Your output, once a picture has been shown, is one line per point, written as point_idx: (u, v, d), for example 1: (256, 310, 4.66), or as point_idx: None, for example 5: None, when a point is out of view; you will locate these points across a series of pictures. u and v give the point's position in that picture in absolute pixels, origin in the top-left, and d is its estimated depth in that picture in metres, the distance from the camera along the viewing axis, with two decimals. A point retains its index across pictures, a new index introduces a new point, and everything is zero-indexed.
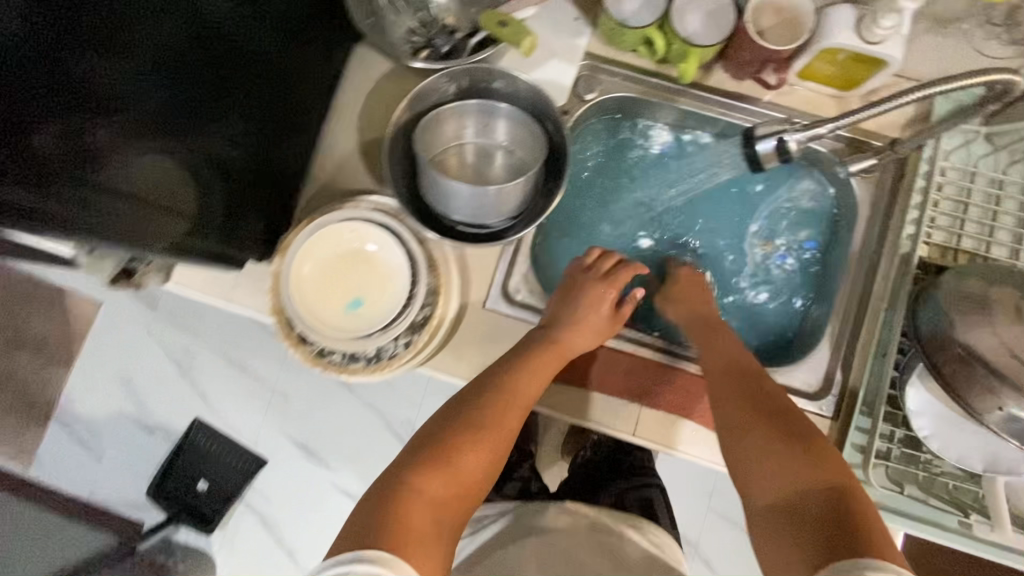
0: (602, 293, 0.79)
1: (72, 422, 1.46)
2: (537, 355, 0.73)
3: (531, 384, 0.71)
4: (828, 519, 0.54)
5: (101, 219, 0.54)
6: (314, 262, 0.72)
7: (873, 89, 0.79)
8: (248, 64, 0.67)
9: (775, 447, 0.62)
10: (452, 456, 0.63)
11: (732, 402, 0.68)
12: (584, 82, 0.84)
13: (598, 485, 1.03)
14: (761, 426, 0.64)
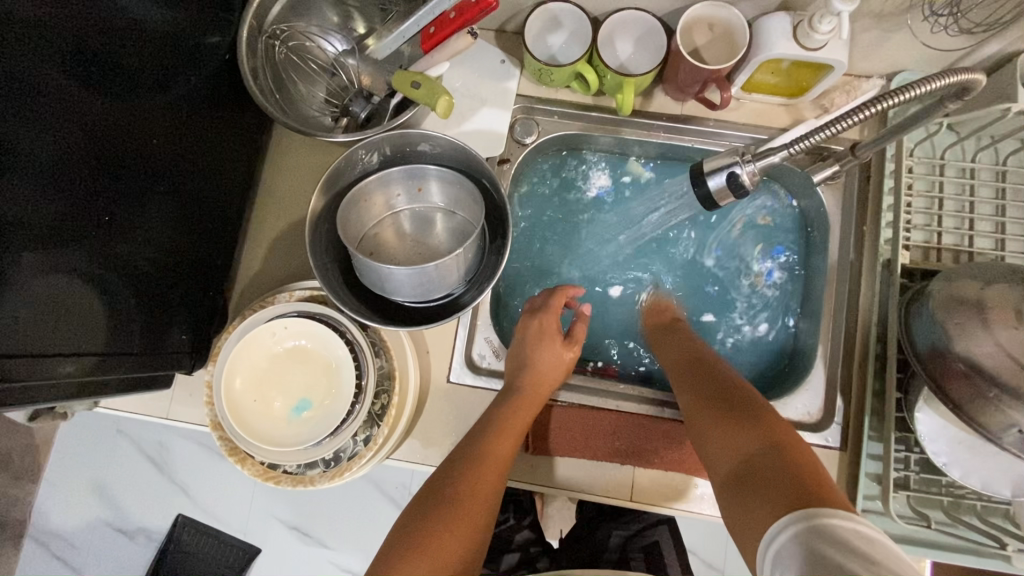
0: (552, 327, 0.73)
1: (46, 538, 1.35)
2: (507, 414, 0.66)
3: (503, 440, 0.63)
4: (783, 474, 0.46)
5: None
6: (246, 372, 0.65)
7: (822, 93, 0.75)
8: (159, 160, 0.62)
9: (724, 417, 0.55)
10: (428, 532, 0.53)
11: (684, 389, 0.62)
12: (522, 126, 0.80)
13: (600, 530, 0.97)
14: (711, 404, 0.57)
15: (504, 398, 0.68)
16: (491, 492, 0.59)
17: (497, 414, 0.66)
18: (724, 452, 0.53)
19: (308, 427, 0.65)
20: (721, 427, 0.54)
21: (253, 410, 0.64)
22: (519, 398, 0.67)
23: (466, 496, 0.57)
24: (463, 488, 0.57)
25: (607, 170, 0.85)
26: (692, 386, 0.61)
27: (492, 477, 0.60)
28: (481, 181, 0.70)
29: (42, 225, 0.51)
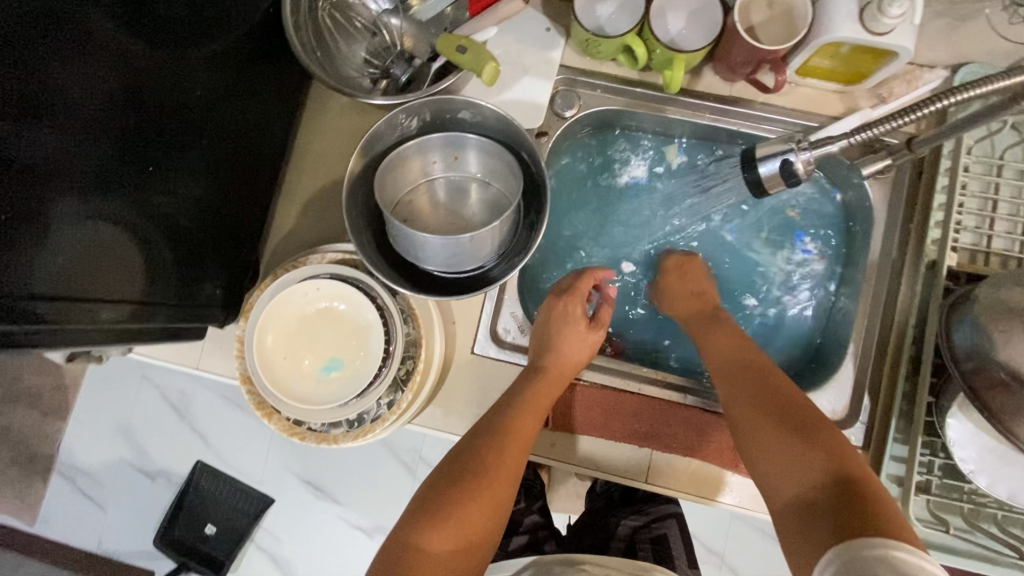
0: (578, 310, 0.71)
1: (73, 473, 1.41)
2: (534, 391, 0.66)
3: (528, 418, 0.64)
4: (847, 504, 0.47)
5: (41, 300, 0.49)
6: (278, 331, 0.66)
7: (882, 80, 0.71)
8: (200, 115, 0.62)
9: (780, 433, 0.54)
10: (454, 506, 0.55)
11: (730, 394, 0.61)
12: (562, 98, 0.77)
13: (609, 520, 0.98)
14: (765, 415, 0.56)
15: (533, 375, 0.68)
16: (517, 468, 0.61)
17: (524, 391, 0.66)
18: (776, 476, 0.53)
19: (335, 387, 0.66)
20: (772, 449, 0.54)
21: (284, 367, 0.66)
22: (547, 376, 0.68)
23: (491, 471, 0.58)
24: (490, 466, 0.59)
25: (644, 161, 0.83)
26: (739, 391, 0.60)
27: (518, 455, 0.61)
28: (519, 154, 0.69)
29: (82, 170, 0.51)
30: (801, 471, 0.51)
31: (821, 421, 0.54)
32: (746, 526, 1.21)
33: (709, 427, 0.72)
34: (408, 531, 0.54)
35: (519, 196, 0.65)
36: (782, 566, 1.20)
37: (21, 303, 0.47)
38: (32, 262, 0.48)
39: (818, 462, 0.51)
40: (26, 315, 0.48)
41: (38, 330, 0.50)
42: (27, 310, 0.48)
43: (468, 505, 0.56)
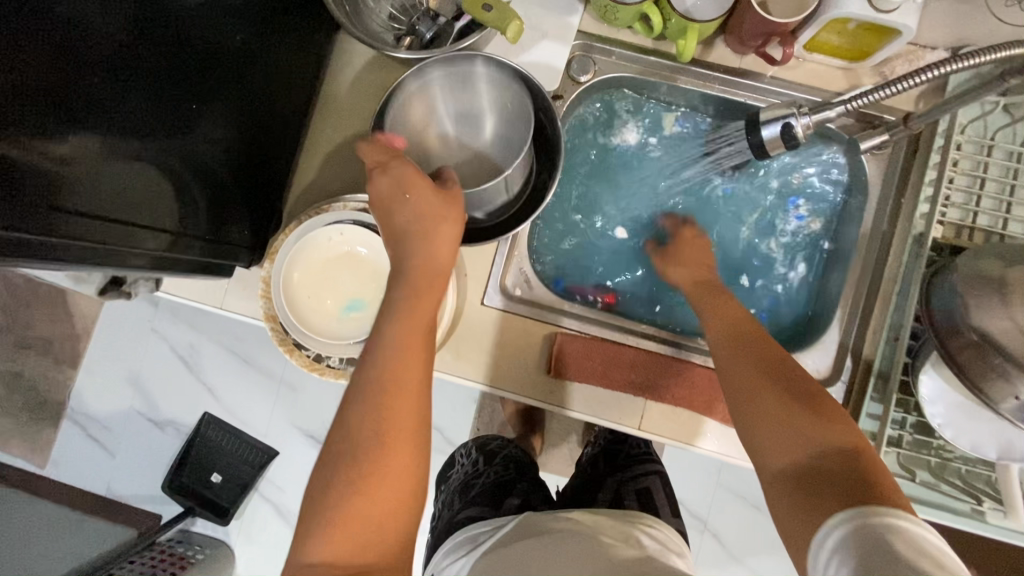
0: (420, 180, 0.61)
1: (83, 419, 1.46)
2: (396, 311, 0.57)
3: (400, 346, 0.55)
4: (844, 475, 0.50)
5: (87, 226, 0.54)
6: (303, 269, 0.70)
7: (885, 59, 0.75)
8: (228, 62, 0.66)
9: (777, 409, 0.56)
10: (349, 469, 0.51)
11: (729, 359, 0.62)
12: (579, 64, 0.80)
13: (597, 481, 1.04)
14: (765, 393, 0.58)
15: (395, 286, 0.59)
16: (408, 403, 0.54)
17: (393, 306, 0.57)
18: (777, 445, 0.55)
19: (354, 326, 0.71)
20: (777, 418, 0.56)
21: (309, 305, 0.71)
22: (410, 272, 0.59)
23: (376, 410, 0.53)
24: (376, 396, 0.53)
25: (641, 128, 0.87)
26: (739, 358, 0.61)
27: (407, 382, 0.54)
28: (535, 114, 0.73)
29: (130, 109, 0.55)
30: (802, 442, 0.54)
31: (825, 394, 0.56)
32: (727, 493, 1.28)
33: (701, 381, 0.77)
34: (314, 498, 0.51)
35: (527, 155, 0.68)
36: (759, 532, 1.27)
37: (73, 222, 0.53)
38: (79, 189, 0.53)
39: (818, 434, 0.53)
40: (75, 234, 0.53)
41: (84, 246, 0.55)
42: (76, 231, 0.53)
43: (367, 457, 0.51)
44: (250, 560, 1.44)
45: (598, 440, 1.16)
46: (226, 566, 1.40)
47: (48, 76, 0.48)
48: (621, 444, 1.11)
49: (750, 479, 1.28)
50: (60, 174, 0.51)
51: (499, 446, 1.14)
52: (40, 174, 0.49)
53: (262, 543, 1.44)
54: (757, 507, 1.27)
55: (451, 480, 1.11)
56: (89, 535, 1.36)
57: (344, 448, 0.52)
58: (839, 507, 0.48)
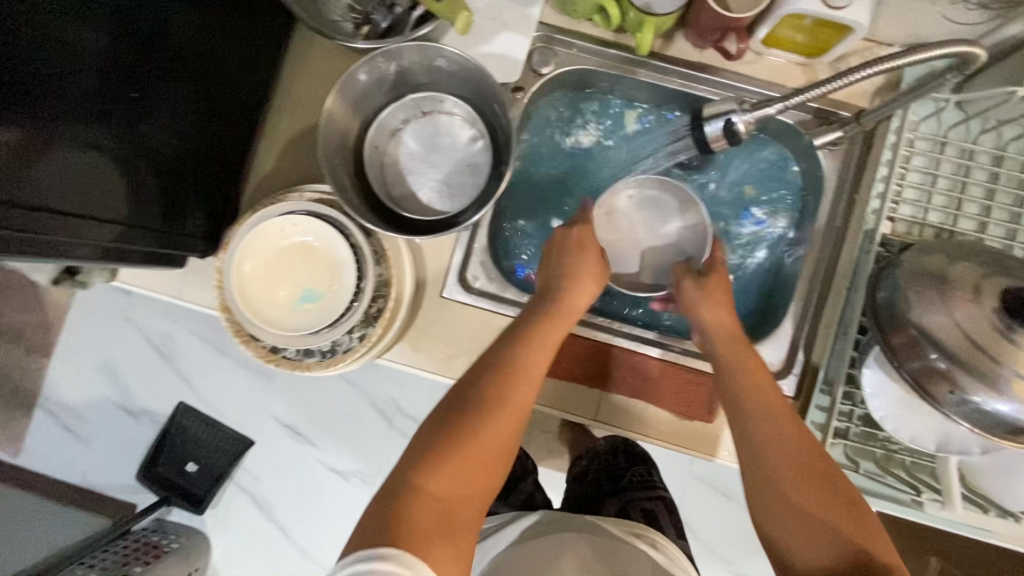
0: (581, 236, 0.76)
1: (57, 409, 1.45)
2: (538, 330, 0.67)
3: (532, 364, 0.65)
4: None
5: (35, 218, 0.54)
6: (257, 260, 0.70)
7: (842, 55, 0.75)
8: (178, 49, 0.65)
9: (814, 508, 0.55)
10: (450, 448, 0.58)
11: (764, 446, 0.59)
12: (540, 55, 0.80)
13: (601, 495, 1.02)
14: (802, 489, 0.56)
15: (529, 316, 0.69)
16: (521, 412, 0.62)
17: (509, 347, 0.66)
18: (799, 545, 0.55)
19: (309, 317, 0.71)
20: (804, 521, 0.55)
21: (262, 296, 0.70)
22: (562, 309, 0.70)
23: (493, 413, 0.60)
24: (489, 399, 0.61)
25: (600, 132, 0.87)
26: (780, 448, 0.58)
27: (525, 399, 0.62)
28: (493, 105, 0.73)
29: (78, 96, 0.55)
30: (827, 545, 0.53)
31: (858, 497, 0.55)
32: (699, 483, 1.31)
33: (653, 371, 0.78)
34: (409, 470, 0.56)
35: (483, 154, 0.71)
36: (730, 520, 1.31)
37: (20, 209, 0.52)
38: (25, 179, 0.52)
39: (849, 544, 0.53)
40: (23, 222, 0.53)
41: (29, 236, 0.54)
42: (23, 222, 0.53)
43: (470, 452, 0.58)
44: (227, 548, 1.44)
45: (599, 453, 1.11)
46: (203, 555, 1.40)
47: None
48: (624, 467, 1.06)
49: (721, 469, 1.31)
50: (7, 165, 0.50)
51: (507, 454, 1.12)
52: None
53: (238, 532, 1.44)
54: (727, 496, 1.31)
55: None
56: (63, 521, 1.34)
57: (448, 432, 0.58)
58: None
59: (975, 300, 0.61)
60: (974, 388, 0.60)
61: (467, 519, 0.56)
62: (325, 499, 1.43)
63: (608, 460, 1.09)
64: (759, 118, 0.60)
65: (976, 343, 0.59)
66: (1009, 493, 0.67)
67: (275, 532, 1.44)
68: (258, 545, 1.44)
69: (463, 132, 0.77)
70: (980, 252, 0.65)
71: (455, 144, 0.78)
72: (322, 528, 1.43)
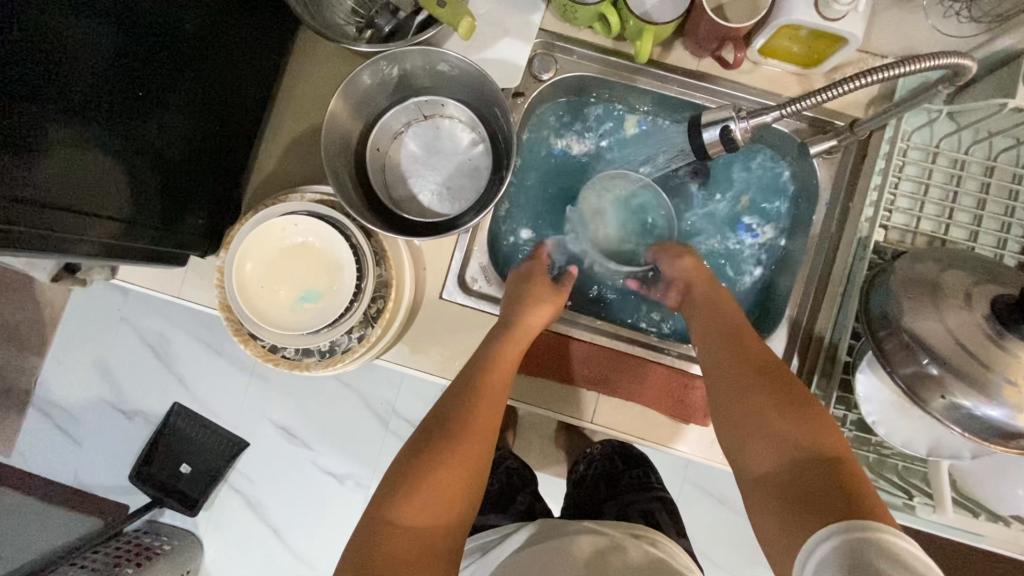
0: (532, 271, 0.80)
1: (50, 409, 1.44)
2: (499, 354, 0.71)
3: (491, 390, 0.68)
4: (829, 488, 0.49)
5: (38, 216, 0.55)
6: (257, 260, 0.70)
7: (836, 66, 0.77)
8: (183, 49, 0.65)
9: (769, 417, 0.57)
10: (425, 479, 0.58)
11: (719, 371, 0.64)
12: (541, 61, 0.81)
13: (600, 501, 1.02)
14: (757, 400, 0.58)
15: (492, 342, 0.72)
16: (485, 437, 0.65)
17: (473, 375, 0.69)
18: (766, 449, 0.56)
19: (309, 316, 0.71)
20: (761, 422, 0.57)
21: (261, 296, 0.71)
22: (520, 332, 0.73)
23: (459, 439, 0.62)
24: (451, 424, 0.64)
25: (599, 138, 0.89)
26: (731, 368, 0.63)
27: (488, 419, 0.66)
28: (494, 109, 0.74)
29: (82, 94, 0.56)
30: (795, 442, 0.54)
31: (810, 405, 0.56)
32: (693, 488, 1.32)
33: (649, 375, 0.79)
34: (383, 504, 0.57)
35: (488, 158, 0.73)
36: (723, 526, 1.31)
37: (19, 205, 0.52)
38: (31, 176, 0.53)
39: (807, 433, 0.54)
40: (21, 217, 0.53)
41: (30, 233, 0.55)
42: (25, 218, 0.53)
43: (443, 481, 0.59)
44: (219, 551, 1.43)
45: (594, 459, 1.12)
46: (194, 557, 1.40)
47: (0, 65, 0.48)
48: (620, 470, 1.06)
49: (716, 474, 1.32)
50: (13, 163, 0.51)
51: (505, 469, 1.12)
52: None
53: (230, 534, 1.43)
54: (721, 502, 1.31)
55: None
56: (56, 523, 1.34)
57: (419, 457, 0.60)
58: (832, 520, 0.46)
59: (966, 306, 0.62)
60: (965, 394, 0.61)
61: (441, 556, 0.55)
62: (319, 502, 1.42)
63: (604, 465, 1.09)
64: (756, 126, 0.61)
65: (967, 349, 0.60)
66: (999, 498, 0.69)
67: (268, 535, 1.43)
68: (250, 548, 1.43)
69: (463, 135, 0.78)
70: (970, 260, 0.66)
71: (456, 147, 0.79)
72: (316, 530, 1.42)
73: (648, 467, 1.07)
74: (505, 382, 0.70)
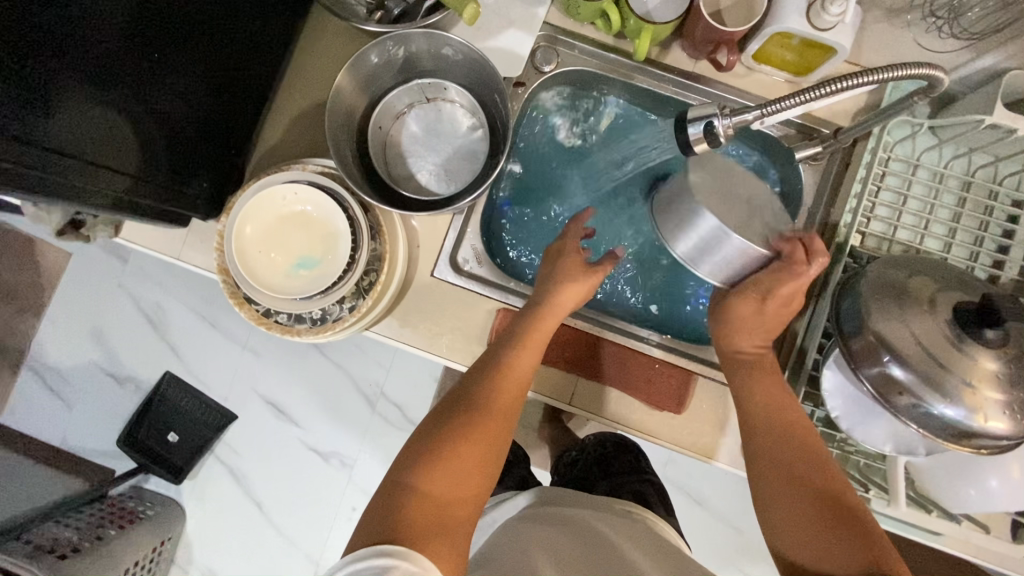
0: (555, 262, 0.78)
1: (43, 370, 1.46)
2: (523, 338, 0.72)
3: (514, 373, 0.70)
4: None
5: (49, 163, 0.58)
6: (257, 224, 0.73)
7: (824, 76, 0.80)
8: (197, 17, 0.68)
9: (822, 525, 0.61)
10: (450, 448, 0.62)
11: (768, 460, 0.67)
12: (543, 53, 0.84)
13: (593, 478, 1.07)
14: (809, 507, 0.62)
15: (517, 323, 0.74)
16: (507, 416, 0.68)
17: (497, 357, 0.70)
18: (820, 552, 0.60)
19: (303, 283, 0.74)
20: (817, 527, 0.61)
21: (260, 260, 0.73)
22: (542, 316, 0.73)
23: (478, 412, 0.66)
24: (472, 402, 0.67)
25: (596, 129, 0.91)
26: (784, 466, 0.66)
27: (506, 398, 0.68)
28: (494, 95, 0.76)
29: (97, 52, 0.59)
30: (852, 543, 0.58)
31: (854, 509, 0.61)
32: (670, 485, 1.35)
33: (629, 361, 0.82)
34: (403, 473, 0.60)
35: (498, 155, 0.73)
36: (696, 524, 1.35)
37: (27, 149, 0.55)
38: (45, 124, 0.56)
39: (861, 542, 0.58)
40: (28, 161, 0.56)
41: (39, 177, 0.58)
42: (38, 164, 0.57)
43: (467, 452, 0.62)
44: (201, 519, 1.46)
45: (588, 447, 1.15)
46: (177, 524, 1.42)
47: (22, 17, 0.52)
48: (614, 457, 1.11)
49: (692, 474, 1.35)
50: (28, 110, 0.54)
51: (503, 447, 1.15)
52: (10, 109, 0.52)
53: (214, 504, 1.46)
54: (696, 500, 1.35)
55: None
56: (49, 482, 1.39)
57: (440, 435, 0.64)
58: None
59: (930, 311, 0.65)
60: (922, 393, 0.64)
61: (464, 518, 0.59)
62: (303, 479, 1.45)
63: (599, 449, 1.13)
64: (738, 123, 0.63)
65: (927, 349, 0.63)
66: (952, 497, 0.72)
67: (251, 506, 1.45)
68: (232, 519, 1.45)
69: (464, 120, 0.81)
70: (937, 268, 0.69)
71: (455, 131, 0.81)
72: (298, 505, 1.45)
73: (638, 455, 1.13)
74: (530, 365, 0.71)
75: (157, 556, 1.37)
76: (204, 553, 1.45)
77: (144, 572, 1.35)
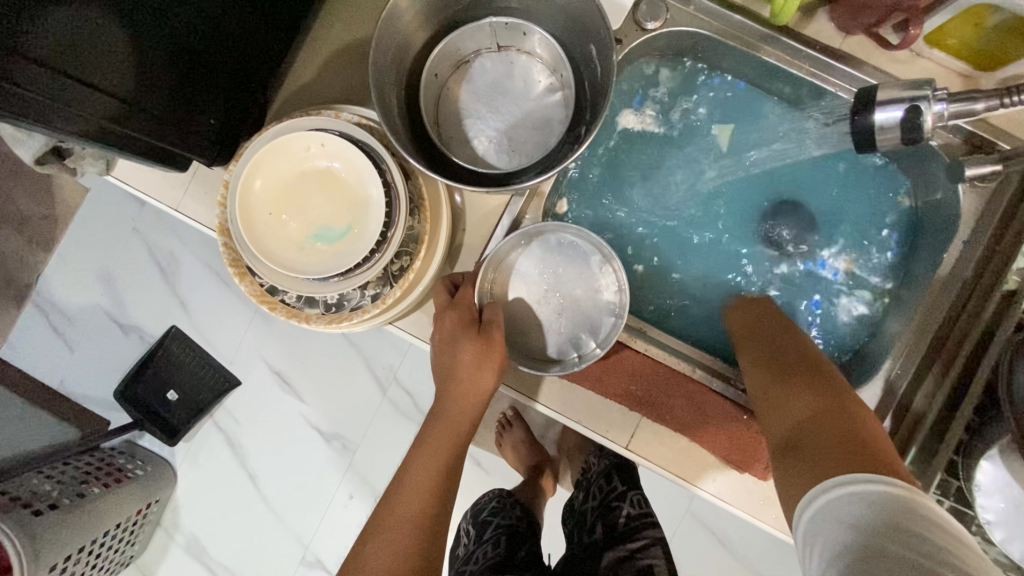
0: (451, 327, 0.62)
1: (47, 307, 1.35)
2: (440, 432, 0.63)
3: (419, 473, 0.61)
4: (826, 440, 0.47)
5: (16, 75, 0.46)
6: (268, 178, 0.58)
7: (1018, 72, 0.61)
8: None
9: (776, 384, 0.54)
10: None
11: (749, 354, 0.61)
12: (648, 6, 0.66)
13: (593, 554, 0.79)
14: (767, 373, 0.56)
15: (429, 424, 0.65)
16: (424, 518, 0.58)
17: (409, 459, 0.62)
18: (776, 412, 0.53)
19: (318, 259, 0.59)
20: (775, 397, 0.54)
21: (266, 223, 0.58)
22: (450, 415, 0.64)
23: (390, 531, 0.57)
24: (385, 517, 0.58)
25: (688, 111, 0.75)
26: (757, 349, 0.60)
27: (413, 503, 0.58)
28: (589, 46, 0.60)
29: None
30: (823, 422, 0.48)
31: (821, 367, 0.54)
32: (699, 526, 1.18)
33: (704, 403, 0.66)
34: None
35: (587, 123, 0.58)
36: (720, 570, 1.18)
37: None
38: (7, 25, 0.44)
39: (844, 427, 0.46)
40: None
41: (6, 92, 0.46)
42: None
43: None
44: (190, 486, 1.35)
45: (597, 475, 0.96)
46: (167, 487, 1.32)
47: None
48: (618, 493, 0.89)
49: (728, 517, 1.18)
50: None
51: (492, 510, 0.94)
52: None
53: (207, 472, 1.34)
54: (732, 550, 1.18)
55: (458, 556, 0.91)
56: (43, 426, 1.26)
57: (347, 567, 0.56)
58: (827, 454, 0.45)
59: None
60: None
61: None
62: (299, 457, 1.33)
63: (601, 486, 0.93)
64: (957, 115, 0.52)
65: None
66: None
67: (244, 478, 1.34)
68: (222, 491, 1.34)
69: (540, 79, 0.65)
70: None
71: (527, 91, 0.65)
72: (291, 488, 1.33)
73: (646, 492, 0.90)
74: (443, 457, 0.62)
75: (141, 518, 1.26)
76: (191, 520, 1.34)
77: (128, 534, 1.24)
